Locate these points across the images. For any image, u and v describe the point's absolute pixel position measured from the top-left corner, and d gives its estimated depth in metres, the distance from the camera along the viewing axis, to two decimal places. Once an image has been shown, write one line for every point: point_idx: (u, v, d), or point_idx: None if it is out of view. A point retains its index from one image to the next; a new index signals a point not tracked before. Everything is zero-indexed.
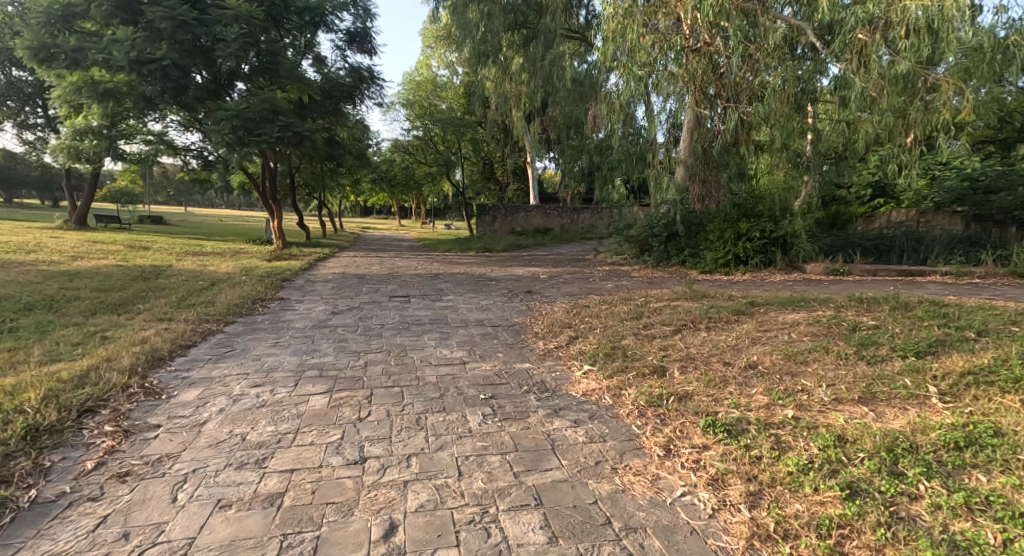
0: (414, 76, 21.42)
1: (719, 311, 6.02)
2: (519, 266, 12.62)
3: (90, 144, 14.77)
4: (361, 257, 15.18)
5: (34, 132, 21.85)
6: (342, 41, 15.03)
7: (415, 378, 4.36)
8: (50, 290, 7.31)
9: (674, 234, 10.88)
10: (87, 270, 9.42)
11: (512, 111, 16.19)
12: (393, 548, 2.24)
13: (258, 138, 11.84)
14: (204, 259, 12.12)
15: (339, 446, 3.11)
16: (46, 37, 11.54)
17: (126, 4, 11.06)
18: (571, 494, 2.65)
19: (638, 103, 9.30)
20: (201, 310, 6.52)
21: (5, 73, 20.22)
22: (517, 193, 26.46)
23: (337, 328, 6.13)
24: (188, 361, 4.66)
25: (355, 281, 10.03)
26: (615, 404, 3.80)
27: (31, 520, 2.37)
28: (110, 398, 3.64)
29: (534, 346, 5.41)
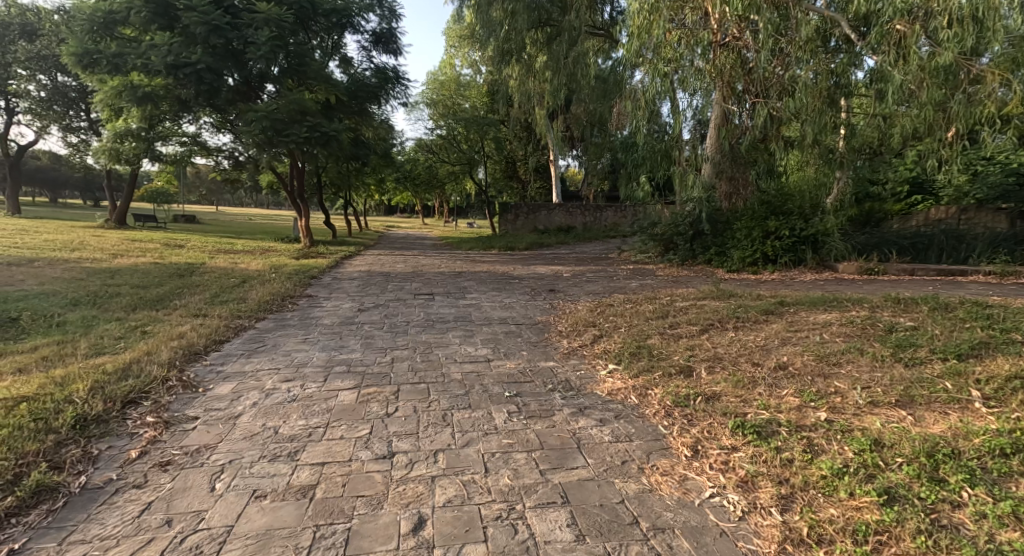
0: (438, 76, 21.55)
1: (747, 311, 5.90)
2: (542, 265, 12.58)
3: (129, 146, 15.20)
4: (386, 256, 15.34)
5: (78, 135, 22.70)
6: (368, 41, 15.21)
7: (440, 375, 4.41)
8: (92, 287, 7.59)
9: (699, 233, 10.71)
10: (126, 268, 9.74)
11: (535, 109, 16.15)
12: (422, 543, 2.27)
13: (287, 138, 12.10)
14: (235, 258, 12.41)
15: (368, 440, 3.17)
16: (89, 43, 11.93)
17: (163, 9, 11.37)
18: (597, 494, 2.64)
19: (664, 100, 9.17)
20: (233, 306, 6.71)
21: (51, 78, 21.00)
22: (539, 191, 26.38)
23: (364, 325, 6.23)
24: (222, 355, 4.80)
25: (380, 279, 10.16)
26: (641, 404, 3.77)
27: (81, 505, 2.48)
28: (150, 390, 3.78)
29: (559, 345, 5.39)
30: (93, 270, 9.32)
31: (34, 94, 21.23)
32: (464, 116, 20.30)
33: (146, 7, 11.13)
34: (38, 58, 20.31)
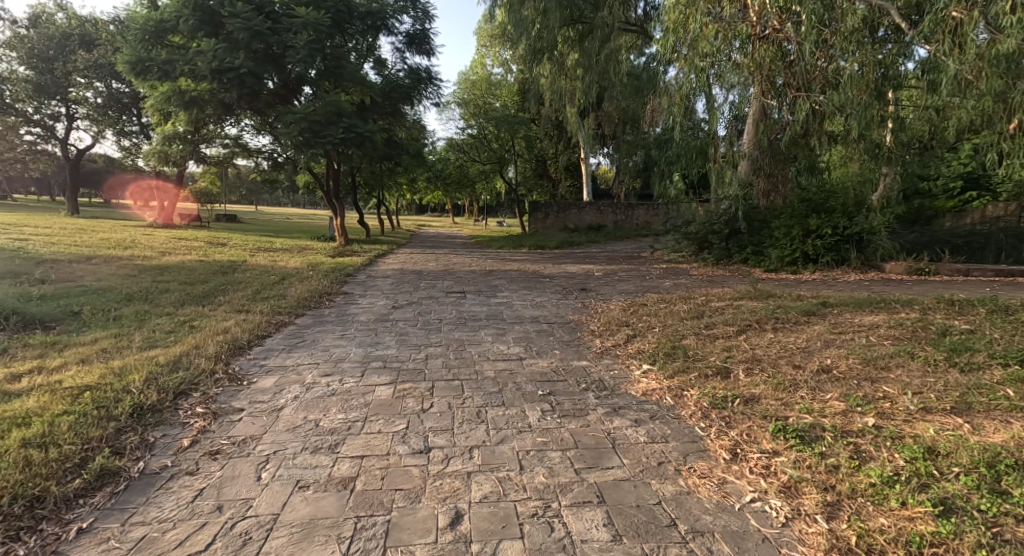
0: (469, 76, 21.69)
1: (788, 311, 5.75)
2: (573, 263, 12.52)
3: (177, 149, 15.84)
4: (418, 254, 15.56)
5: (131, 139, 23.86)
6: (401, 43, 15.42)
7: (474, 372, 4.45)
8: (144, 283, 7.96)
9: (736, 231, 10.61)
10: (174, 265, 10.17)
11: (567, 107, 16.04)
12: (460, 537, 2.30)
13: (324, 139, 12.39)
14: (275, 255, 12.81)
15: (405, 435, 3.22)
16: (142, 51, 12.52)
17: (209, 17, 11.77)
18: (634, 494, 2.62)
19: (699, 95, 8.93)
20: (274, 303, 6.93)
21: (106, 85, 22.10)
22: (570, 190, 26.22)
23: (399, 322, 6.34)
24: (264, 350, 4.96)
25: (412, 277, 10.31)
26: (676, 404, 3.72)
27: (140, 489, 2.61)
28: (200, 382, 3.94)
29: (591, 344, 5.36)
30: (144, 267, 9.77)
31: (91, 101, 22.43)
32: (495, 115, 20.39)
33: (193, 15, 11.55)
34: (96, 67, 21.42)
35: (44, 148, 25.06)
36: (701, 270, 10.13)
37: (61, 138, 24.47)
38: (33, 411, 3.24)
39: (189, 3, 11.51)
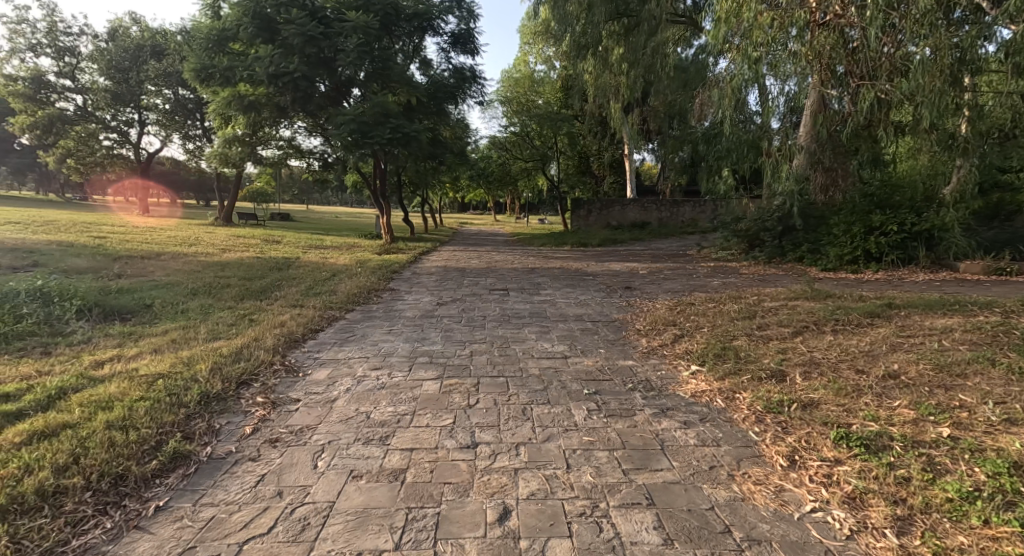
0: (513, 74, 21.77)
1: (849, 313, 5.44)
2: (617, 261, 12.33)
3: (236, 151, 16.63)
4: (461, 252, 15.74)
5: (196, 143, 25.10)
6: (446, 43, 15.60)
7: (519, 369, 4.46)
8: (206, 278, 8.40)
9: (790, 229, 10.30)
10: (233, 262, 10.69)
11: (611, 103, 15.41)
12: (508, 532, 2.31)
13: (372, 140, 12.68)
14: (326, 253, 13.24)
15: (452, 430, 3.27)
16: (206, 59, 13.23)
17: (266, 24, 12.26)
18: (685, 497, 2.56)
19: (752, 87, 8.53)
20: (326, 298, 7.18)
21: (174, 92, 23.38)
22: (614, 186, 25.80)
23: (443, 318, 6.43)
24: (317, 343, 5.15)
25: (456, 274, 10.43)
26: (728, 407, 3.60)
27: (209, 472, 2.76)
28: (259, 372, 4.13)
29: (637, 343, 5.26)
30: (207, 263, 10.32)
31: (162, 107, 23.74)
32: (538, 112, 20.34)
33: (252, 23, 12.08)
34: (165, 75, 22.70)
35: (121, 152, 26.74)
36: (752, 268, 9.81)
37: (135, 142, 26.04)
38: (115, 395, 3.48)
39: (248, 12, 12.04)
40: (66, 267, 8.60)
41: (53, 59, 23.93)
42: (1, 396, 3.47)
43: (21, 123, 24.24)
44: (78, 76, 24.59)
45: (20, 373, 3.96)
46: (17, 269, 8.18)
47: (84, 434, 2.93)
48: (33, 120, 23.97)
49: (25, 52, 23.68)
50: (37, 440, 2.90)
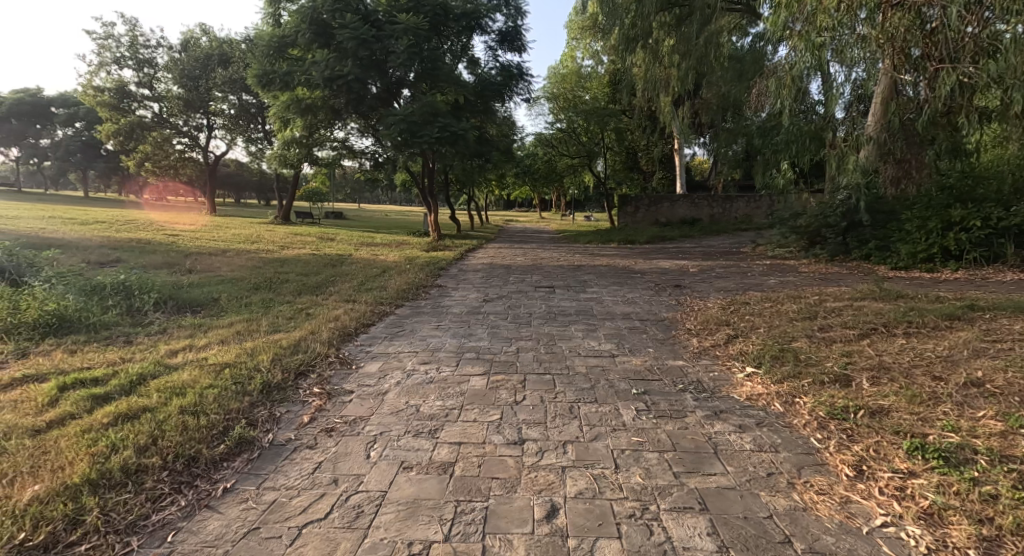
0: (559, 70, 21.58)
1: (923, 314, 5.09)
2: (666, 259, 12.05)
3: (294, 153, 17.30)
4: (507, 249, 15.78)
5: (258, 145, 26.33)
6: (494, 41, 15.64)
7: (565, 366, 4.44)
8: (267, 274, 8.79)
9: (855, 225, 9.69)
10: (292, 258, 11.16)
11: (661, 98, 14.83)
12: (556, 530, 2.30)
13: (421, 139, 12.89)
14: (377, 250, 13.59)
15: (499, 425, 3.28)
16: (267, 65, 13.84)
17: (322, 29, 12.65)
18: (740, 504, 2.47)
19: (815, 75, 8.07)
20: (377, 294, 7.37)
21: (238, 98, 24.53)
22: (663, 182, 25.19)
23: (489, 315, 6.48)
24: (369, 337, 5.30)
25: (502, 271, 10.47)
26: (787, 412, 3.45)
27: (270, 458, 2.89)
28: (316, 364, 4.30)
29: (687, 343, 5.12)
30: (267, 259, 10.82)
31: (227, 112, 25.11)
32: (584, 108, 20.11)
33: (309, 29, 12.51)
34: (231, 82, 23.90)
35: (192, 155, 28.38)
36: (812, 267, 9.37)
37: (204, 146, 27.56)
38: (187, 382, 3.70)
39: (306, 18, 12.48)
40: (144, 263, 9.22)
41: (133, 70, 25.61)
42: (90, 380, 3.76)
43: (106, 130, 26.13)
44: (156, 85, 26.21)
45: (107, 359, 4.29)
46: (102, 265, 8.84)
47: (162, 417, 3.13)
48: (117, 127, 25.81)
49: (111, 64, 25.46)
50: (121, 421, 3.11)
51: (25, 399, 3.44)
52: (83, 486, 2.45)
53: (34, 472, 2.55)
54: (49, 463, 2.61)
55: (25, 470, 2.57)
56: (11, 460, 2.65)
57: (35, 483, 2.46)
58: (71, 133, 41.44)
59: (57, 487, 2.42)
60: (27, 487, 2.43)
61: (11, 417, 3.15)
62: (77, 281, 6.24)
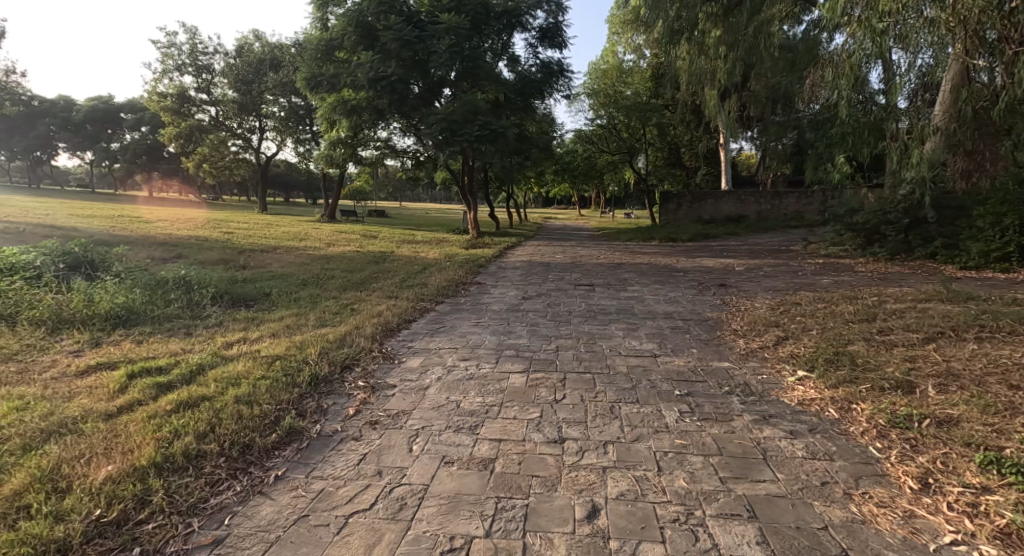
0: (600, 65, 21.26)
1: (996, 319, 4.75)
2: (710, 257, 11.73)
3: (340, 152, 17.76)
4: (546, 246, 15.74)
5: (306, 146, 27.18)
6: (535, 38, 15.59)
7: (606, 366, 4.38)
8: (314, 270, 9.05)
9: (919, 222, 9.22)
10: (337, 255, 11.44)
11: (707, 89, 14.54)
12: (597, 531, 2.26)
13: (461, 137, 13.00)
14: (418, 247, 13.80)
15: (539, 423, 3.26)
16: (316, 68, 14.25)
17: (367, 31, 12.91)
18: (791, 513, 2.37)
19: (875, 64, 7.67)
20: (418, 290, 7.48)
21: (289, 100, 25.48)
22: (707, 178, 24.48)
23: (529, 312, 6.47)
24: (411, 332, 5.37)
25: (542, 269, 10.43)
26: (843, 419, 3.28)
27: (318, 448, 2.97)
28: (360, 358, 4.40)
29: (733, 344, 4.96)
30: (314, 256, 11.12)
31: (278, 114, 26.08)
32: (626, 104, 19.79)
33: (355, 31, 12.80)
34: (282, 85, 24.87)
35: (246, 156, 29.58)
36: (870, 266, 8.90)
37: (256, 147, 28.64)
38: (242, 373, 3.86)
39: (352, 21, 12.76)
40: (202, 259, 9.68)
41: (193, 76, 26.85)
42: (155, 369, 3.97)
43: (168, 133, 27.49)
44: (213, 90, 27.38)
45: (170, 350, 4.52)
46: (165, 261, 9.33)
47: (218, 406, 3.27)
48: (178, 131, 27.13)
49: (173, 71, 26.77)
50: (183, 408, 3.27)
51: (98, 385, 3.66)
52: (149, 468, 2.59)
53: (107, 454, 2.70)
54: (120, 446, 2.77)
55: (99, 450, 2.73)
56: (87, 441, 2.82)
57: (107, 463, 2.61)
58: (137, 137, 43.93)
59: (127, 468, 2.56)
60: (101, 467, 2.58)
61: (87, 401, 3.35)
62: (143, 276, 6.60)
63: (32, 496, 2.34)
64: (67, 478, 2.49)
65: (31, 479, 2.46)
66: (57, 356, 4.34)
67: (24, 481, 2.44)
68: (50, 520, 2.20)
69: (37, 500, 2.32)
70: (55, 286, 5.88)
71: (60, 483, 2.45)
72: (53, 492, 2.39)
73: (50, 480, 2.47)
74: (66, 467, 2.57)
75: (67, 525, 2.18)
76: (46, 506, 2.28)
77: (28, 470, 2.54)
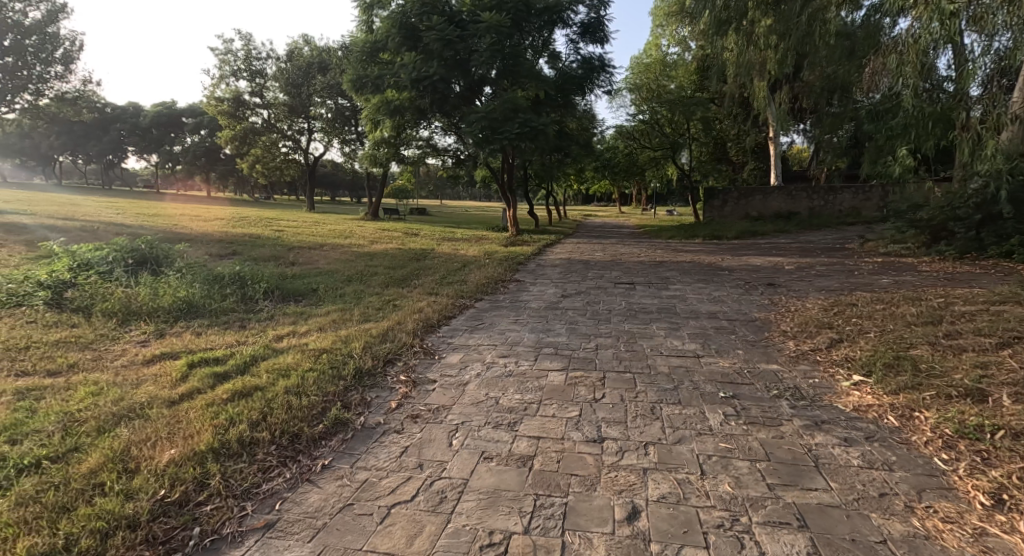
0: (643, 59, 20.83)
1: None
2: (757, 255, 11.33)
3: (383, 152, 18.14)
4: (585, 244, 15.59)
5: (352, 146, 27.89)
6: (576, 34, 15.44)
7: (647, 365, 4.29)
8: (359, 267, 9.27)
9: (994, 217, 8.63)
10: (380, 252, 11.67)
11: (755, 82, 14.00)
12: (638, 533, 2.21)
13: (501, 135, 12.99)
14: (458, 245, 13.90)
15: (578, 422, 3.22)
16: (361, 70, 14.57)
17: (410, 32, 13.10)
18: (846, 524, 2.25)
19: (943, 49, 7.19)
20: (458, 287, 7.53)
21: (335, 102, 26.24)
22: (754, 173, 23.67)
23: (568, 310, 6.41)
24: (451, 328, 5.42)
25: (581, 267, 10.34)
26: (904, 427, 3.09)
27: (362, 439, 3.02)
28: (402, 353, 4.46)
29: (783, 346, 4.76)
30: (358, 253, 11.38)
31: (325, 116, 26.86)
32: (669, 98, 19.32)
33: (398, 32, 12.99)
34: (329, 88, 25.59)
35: (295, 157, 30.63)
36: (933, 265, 8.38)
37: (305, 148, 29.56)
38: (292, 364, 3.99)
39: (395, 22, 12.97)
40: (254, 255, 10.07)
41: (247, 81, 27.92)
42: (212, 359, 4.14)
43: (224, 136, 28.73)
44: (266, 93, 28.41)
45: (226, 341, 4.71)
46: (221, 257, 9.75)
47: (270, 396, 3.38)
48: (233, 133, 28.30)
49: (229, 76, 27.92)
50: (238, 397, 3.40)
51: (162, 373, 3.85)
52: (207, 453, 2.70)
53: (170, 438, 2.84)
54: (182, 431, 2.89)
55: (164, 435, 2.86)
56: (153, 426, 2.96)
57: (171, 447, 2.73)
58: (196, 140, 46.29)
59: (188, 452, 2.68)
60: (166, 450, 2.70)
61: (152, 389, 3.53)
62: (202, 272, 6.91)
63: (105, 475, 2.48)
64: (135, 460, 2.62)
65: (104, 459, 2.60)
66: (126, 345, 4.59)
67: (98, 460, 2.59)
68: (120, 498, 2.32)
69: (109, 479, 2.45)
70: (124, 280, 6.23)
71: (129, 463, 2.58)
72: (123, 472, 2.52)
73: (121, 460, 2.61)
74: (134, 449, 2.70)
75: (136, 503, 2.29)
76: (118, 484, 2.41)
77: (101, 450, 2.69)
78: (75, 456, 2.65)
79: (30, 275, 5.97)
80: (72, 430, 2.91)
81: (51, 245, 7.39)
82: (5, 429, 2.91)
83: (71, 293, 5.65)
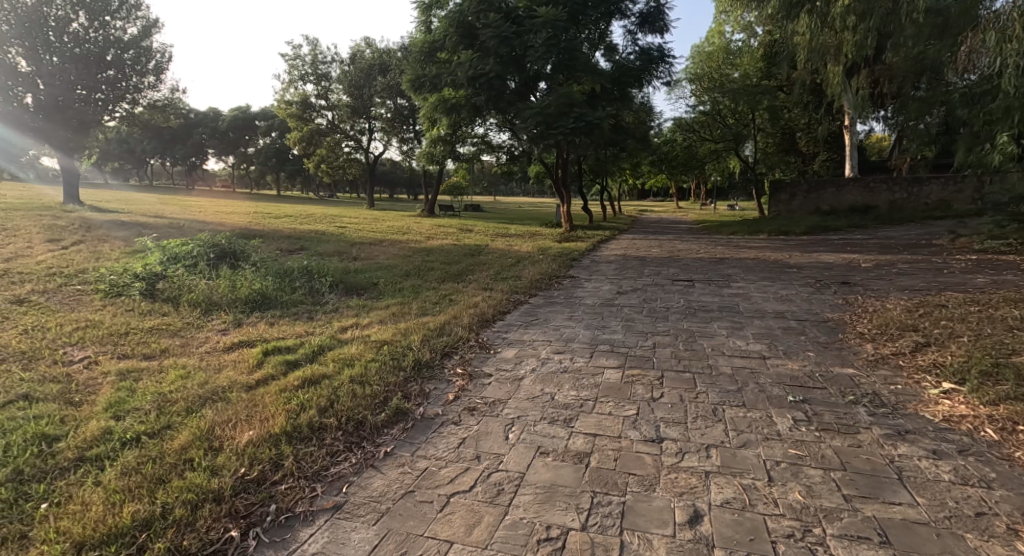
0: (705, 48, 20.08)
1: None
2: (829, 252, 10.65)
3: (440, 149, 18.44)
4: (641, 240, 15.22)
5: (410, 145, 28.55)
6: (634, 25, 15.06)
7: (707, 365, 4.12)
8: (416, 262, 9.47)
9: None
10: (436, 248, 11.86)
11: (829, 68, 13.15)
12: (701, 538, 2.12)
13: (556, 130, 12.87)
14: (512, 241, 13.92)
15: (636, 421, 3.14)
16: (420, 70, 14.88)
17: (467, 30, 13.23)
18: (936, 543, 2.06)
19: None
20: (512, 283, 7.53)
21: (395, 102, 26.94)
22: (826, 165, 22.29)
23: (624, 307, 6.27)
24: (505, 324, 5.43)
25: (638, 264, 10.10)
26: (1005, 442, 2.81)
27: (422, 429, 3.07)
28: (458, 346, 4.51)
29: (860, 349, 4.44)
30: (415, 249, 11.63)
31: (385, 116, 27.64)
32: (732, 87, 18.52)
33: (456, 31, 13.15)
34: (390, 88, 26.31)
35: (357, 156, 31.68)
36: None
37: (366, 148, 30.56)
38: (355, 355, 4.12)
39: (453, 21, 13.12)
40: (319, 250, 10.51)
41: (314, 84, 29.13)
42: (284, 348, 4.34)
43: (293, 138, 30.14)
44: (331, 96, 29.53)
45: (296, 331, 4.94)
46: (290, 252, 10.24)
47: (336, 384, 3.51)
48: (301, 135, 29.60)
49: (297, 81, 29.22)
50: (308, 384, 3.55)
51: (240, 360, 4.08)
52: (281, 435, 2.83)
53: (248, 420, 2.99)
54: (258, 415, 3.05)
55: (243, 417, 3.03)
56: (233, 408, 3.14)
57: (250, 428, 2.89)
58: (267, 142, 48.87)
59: (265, 434, 2.82)
60: (245, 431, 2.85)
61: (232, 374, 3.74)
62: (275, 266, 7.29)
63: (194, 451, 2.65)
64: (218, 439, 2.78)
65: (193, 438, 2.78)
66: (209, 333, 4.90)
67: (188, 438, 2.77)
68: (207, 473, 2.47)
69: (197, 455, 2.62)
70: (206, 273, 6.67)
71: (214, 441, 2.75)
72: (209, 450, 2.68)
73: (206, 439, 2.78)
74: (218, 429, 2.87)
75: (220, 479, 2.44)
76: (205, 461, 2.57)
77: (190, 429, 2.87)
78: (168, 434, 2.85)
79: (128, 268, 6.52)
80: (165, 409, 3.13)
81: (144, 241, 8.03)
82: (110, 405, 3.17)
83: (162, 285, 6.09)
